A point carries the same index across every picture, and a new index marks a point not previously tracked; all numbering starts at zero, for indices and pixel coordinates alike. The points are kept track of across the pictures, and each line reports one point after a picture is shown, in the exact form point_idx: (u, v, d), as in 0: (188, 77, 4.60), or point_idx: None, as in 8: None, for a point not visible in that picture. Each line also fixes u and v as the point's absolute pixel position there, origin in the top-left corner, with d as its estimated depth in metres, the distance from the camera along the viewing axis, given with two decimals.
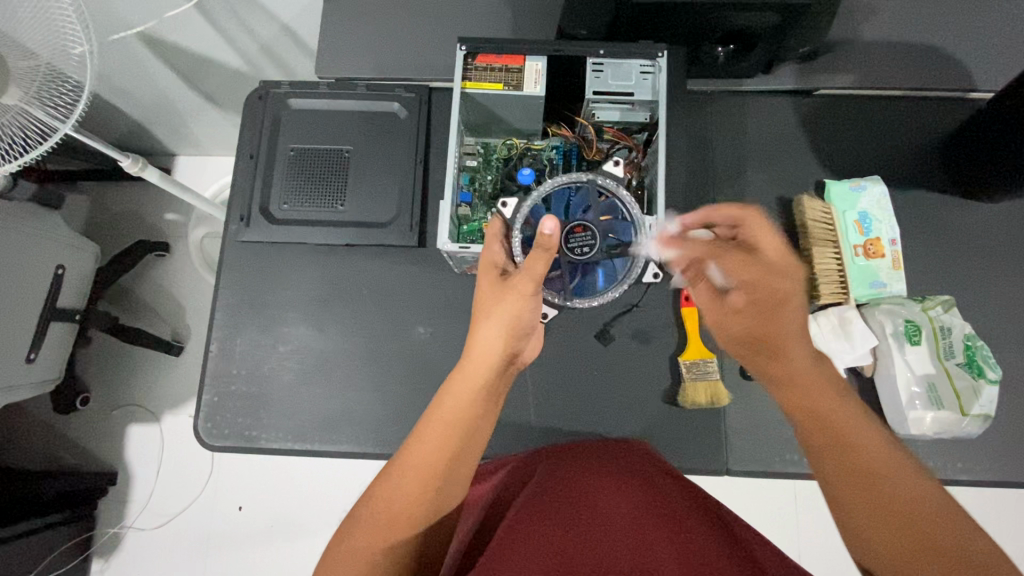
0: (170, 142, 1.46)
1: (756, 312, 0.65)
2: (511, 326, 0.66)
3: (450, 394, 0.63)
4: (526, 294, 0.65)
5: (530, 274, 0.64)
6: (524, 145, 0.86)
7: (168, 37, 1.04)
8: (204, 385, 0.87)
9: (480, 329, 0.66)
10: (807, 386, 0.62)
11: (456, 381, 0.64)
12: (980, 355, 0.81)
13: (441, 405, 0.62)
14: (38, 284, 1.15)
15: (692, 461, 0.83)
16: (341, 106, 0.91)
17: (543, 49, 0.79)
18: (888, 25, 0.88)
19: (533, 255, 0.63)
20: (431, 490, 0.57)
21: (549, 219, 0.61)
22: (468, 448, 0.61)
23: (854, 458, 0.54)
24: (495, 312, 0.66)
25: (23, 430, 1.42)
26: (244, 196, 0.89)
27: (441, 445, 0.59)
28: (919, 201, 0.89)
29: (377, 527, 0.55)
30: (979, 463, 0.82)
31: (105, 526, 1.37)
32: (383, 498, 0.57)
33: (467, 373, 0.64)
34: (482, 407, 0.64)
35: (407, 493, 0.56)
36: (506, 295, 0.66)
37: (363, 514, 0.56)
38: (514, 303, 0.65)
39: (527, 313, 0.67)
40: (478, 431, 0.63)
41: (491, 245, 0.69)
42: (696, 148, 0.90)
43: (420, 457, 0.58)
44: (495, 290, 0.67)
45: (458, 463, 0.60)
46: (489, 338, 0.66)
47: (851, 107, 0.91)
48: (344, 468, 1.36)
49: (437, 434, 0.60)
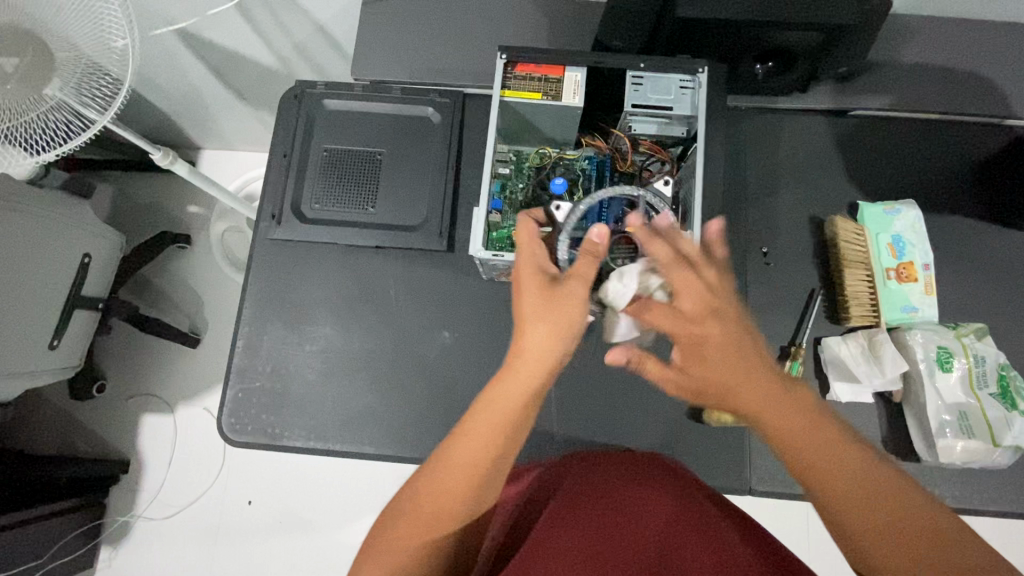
0: (197, 135, 1.47)
1: (708, 339, 0.57)
2: (565, 333, 0.59)
3: (498, 397, 0.58)
4: (580, 301, 0.60)
5: (580, 279, 0.61)
6: (557, 154, 0.85)
7: (206, 33, 1.05)
8: (229, 380, 0.88)
9: (529, 334, 0.59)
10: (778, 414, 0.54)
11: (501, 384, 0.58)
12: (1013, 386, 0.80)
13: (485, 408, 0.57)
14: (64, 271, 1.17)
15: (715, 480, 0.82)
16: (375, 108, 0.92)
17: (583, 60, 0.78)
18: (930, 47, 0.87)
19: (583, 259, 0.61)
20: (469, 495, 0.56)
21: (599, 227, 0.63)
22: (511, 451, 0.58)
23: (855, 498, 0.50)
24: (546, 319, 0.59)
25: (41, 415, 1.43)
26: (276, 194, 0.90)
27: (484, 450, 0.56)
28: (952, 226, 0.88)
29: (416, 525, 0.55)
30: (1008, 495, 0.80)
31: (117, 514, 1.37)
32: (425, 497, 0.56)
33: (519, 380, 0.58)
34: (529, 408, 0.59)
35: (450, 496, 0.55)
36: (560, 302, 0.60)
37: (403, 507, 0.56)
38: (569, 310, 0.60)
39: (581, 321, 0.60)
40: (521, 437, 0.59)
41: (532, 246, 0.64)
42: (730, 164, 0.90)
43: (462, 459, 0.56)
44: (543, 293, 0.60)
45: (500, 466, 0.57)
46: (544, 345, 0.59)
47: (887, 129, 0.91)
48: (355, 470, 1.36)
49: (481, 438, 0.56)
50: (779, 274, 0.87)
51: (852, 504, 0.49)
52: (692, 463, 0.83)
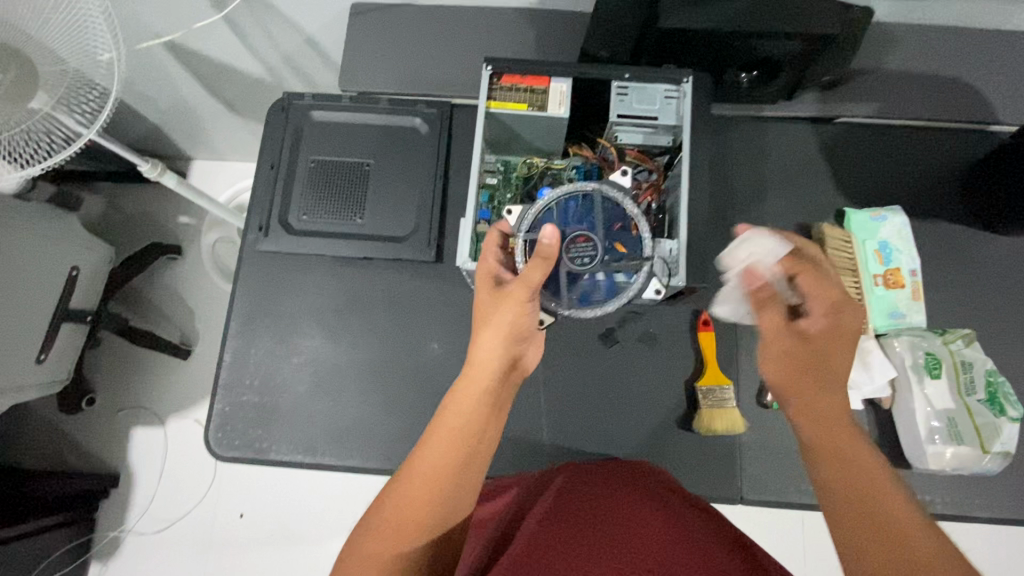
0: (188, 146, 1.47)
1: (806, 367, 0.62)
2: (512, 336, 0.63)
3: (458, 399, 0.61)
4: (522, 302, 0.62)
5: (526, 282, 0.61)
6: (544, 164, 0.86)
7: (194, 45, 1.05)
8: (216, 393, 0.87)
9: (480, 339, 0.63)
10: (827, 441, 0.57)
11: (462, 389, 0.61)
12: (1001, 391, 0.80)
13: (447, 411, 0.61)
14: (51, 285, 1.16)
15: (706, 489, 0.82)
16: (363, 119, 0.92)
17: (568, 71, 0.79)
18: (914, 54, 0.87)
19: (531, 264, 0.61)
20: (437, 499, 0.56)
21: (550, 228, 0.60)
22: (476, 455, 0.60)
23: (869, 499, 0.52)
24: (495, 323, 0.63)
25: (29, 429, 1.42)
26: (264, 206, 0.90)
27: (449, 451, 0.58)
28: (938, 232, 0.89)
29: (388, 533, 0.54)
30: (999, 501, 0.80)
31: (106, 529, 1.36)
32: (393, 505, 0.56)
33: (476, 383, 0.62)
34: (488, 415, 0.62)
35: (417, 500, 0.55)
36: (507, 305, 0.63)
37: (374, 519, 0.56)
38: (514, 313, 0.63)
39: (527, 322, 0.64)
40: (484, 442, 0.61)
41: (488, 258, 0.68)
42: (717, 171, 0.90)
43: (427, 461, 0.57)
44: (493, 302, 0.64)
45: (465, 471, 0.58)
46: (493, 348, 0.63)
47: (872, 136, 0.92)
48: (347, 482, 1.35)
49: (444, 439, 0.59)
50: None
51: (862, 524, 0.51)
52: (683, 473, 0.83)
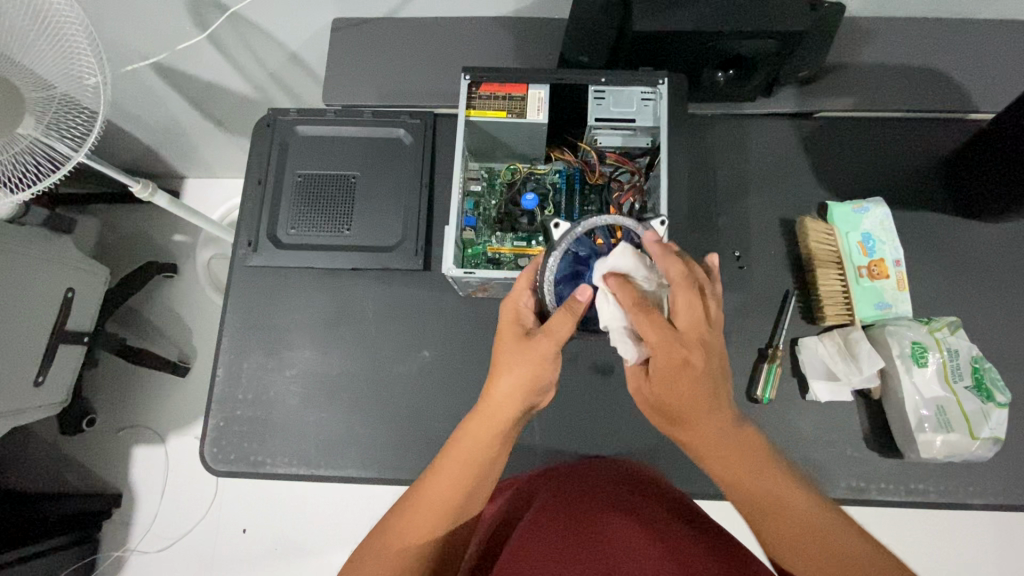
0: (180, 165, 1.48)
1: (692, 368, 0.58)
2: (531, 385, 0.62)
3: (466, 439, 0.62)
4: (545, 356, 0.61)
5: (552, 336, 0.60)
6: (527, 169, 0.87)
7: (180, 66, 1.07)
8: (211, 409, 0.87)
9: (497, 383, 0.62)
10: (724, 449, 0.62)
11: (470, 427, 0.62)
12: (989, 377, 0.80)
13: (456, 445, 0.62)
14: (47, 307, 1.17)
15: (700, 487, 0.82)
16: (347, 132, 0.93)
17: (547, 77, 0.80)
18: (888, 48, 0.88)
19: (559, 317, 0.60)
20: (441, 527, 0.59)
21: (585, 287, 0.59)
22: (482, 486, 0.62)
23: (775, 497, 0.60)
24: (514, 370, 0.62)
25: (30, 452, 1.42)
26: (252, 221, 0.91)
27: (453, 486, 0.60)
28: (921, 222, 0.89)
29: (388, 556, 0.58)
30: (991, 487, 0.80)
31: (108, 549, 1.36)
32: (397, 529, 0.60)
33: (484, 427, 0.62)
34: (495, 455, 0.63)
35: (419, 529, 0.59)
36: (528, 352, 0.61)
37: (376, 541, 0.60)
38: (535, 363, 0.61)
39: (547, 374, 0.62)
40: (490, 476, 0.63)
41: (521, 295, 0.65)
42: (699, 170, 0.91)
43: (433, 494, 0.60)
44: (517, 345, 0.63)
45: (469, 503, 0.61)
46: (509, 395, 0.62)
47: (851, 129, 0.92)
48: (347, 494, 1.35)
49: (451, 475, 0.60)
50: (753, 276, 0.88)
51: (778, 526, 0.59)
52: (677, 471, 0.83)
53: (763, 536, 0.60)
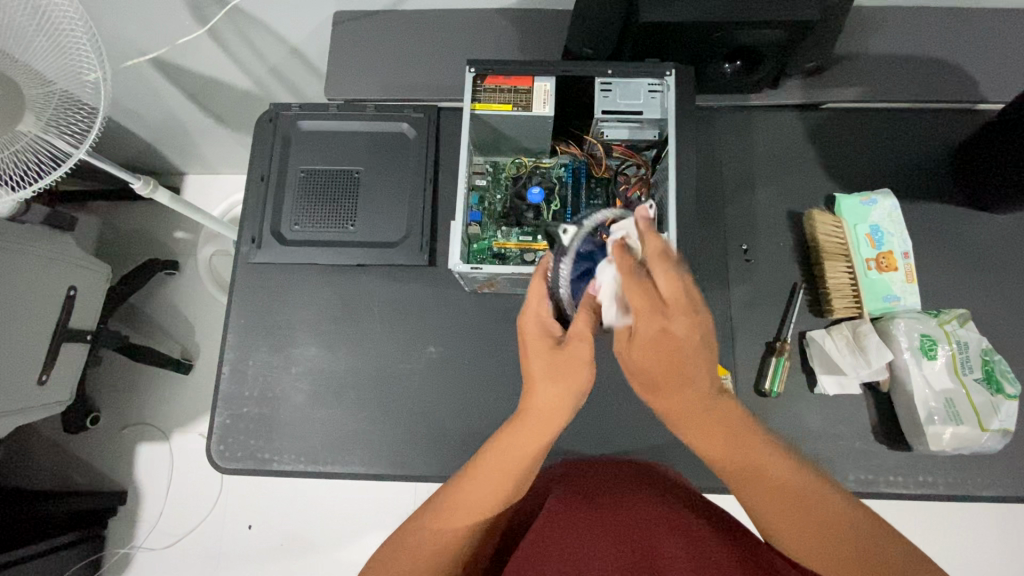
0: (180, 161, 1.47)
1: (674, 334, 0.56)
2: (570, 392, 0.60)
3: (505, 446, 0.59)
4: (584, 360, 0.60)
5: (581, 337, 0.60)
6: (532, 163, 0.87)
7: (180, 60, 1.06)
8: (217, 407, 0.87)
9: (535, 390, 0.61)
10: (708, 423, 0.59)
11: (510, 433, 0.60)
12: (998, 369, 0.81)
13: (492, 448, 0.60)
14: (50, 306, 1.16)
15: (709, 481, 0.82)
16: (351, 127, 0.92)
17: (552, 70, 0.79)
18: (895, 38, 0.88)
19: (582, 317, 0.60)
20: (473, 530, 0.58)
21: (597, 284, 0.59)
22: (517, 491, 0.61)
23: (770, 474, 0.57)
24: (552, 377, 0.60)
25: (35, 451, 1.42)
26: (255, 217, 0.90)
27: (492, 493, 0.58)
28: (929, 214, 0.89)
29: (417, 556, 0.57)
30: (1000, 479, 0.80)
31: (115, 546, 1.36)
32: (426, 531, 0.58)
33: (524, 433, 0.60)
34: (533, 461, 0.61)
35: (451, 533, 0.57)
36: (565, 361, 0.60)
37: (403, 542, 0.58)
38: (574, 370, 0.60)
39: (586, 380, 0.61)
40: (526, 481, 0.61)
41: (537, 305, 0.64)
42: (705, 163, 0.90)
43: (468, 498, 0.58)
44: (551, 355, 0.61)
45: (503, 507, 0.60)
46: (548, 402, 0.60)
47: (858, 121, 0.92)
48: (352, 489, 1.36)
49: (488, 480, 0.59)
50: (760, 270, 0.87)
51: (768, 502, 0.56)
52: (685, 465, 0.83)
53: (752, 508, 0.58)
